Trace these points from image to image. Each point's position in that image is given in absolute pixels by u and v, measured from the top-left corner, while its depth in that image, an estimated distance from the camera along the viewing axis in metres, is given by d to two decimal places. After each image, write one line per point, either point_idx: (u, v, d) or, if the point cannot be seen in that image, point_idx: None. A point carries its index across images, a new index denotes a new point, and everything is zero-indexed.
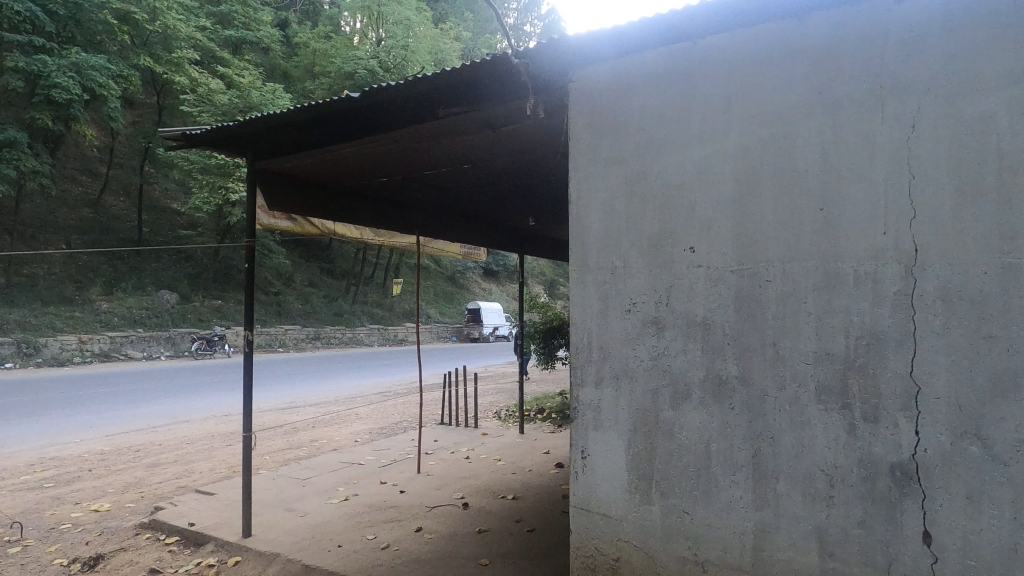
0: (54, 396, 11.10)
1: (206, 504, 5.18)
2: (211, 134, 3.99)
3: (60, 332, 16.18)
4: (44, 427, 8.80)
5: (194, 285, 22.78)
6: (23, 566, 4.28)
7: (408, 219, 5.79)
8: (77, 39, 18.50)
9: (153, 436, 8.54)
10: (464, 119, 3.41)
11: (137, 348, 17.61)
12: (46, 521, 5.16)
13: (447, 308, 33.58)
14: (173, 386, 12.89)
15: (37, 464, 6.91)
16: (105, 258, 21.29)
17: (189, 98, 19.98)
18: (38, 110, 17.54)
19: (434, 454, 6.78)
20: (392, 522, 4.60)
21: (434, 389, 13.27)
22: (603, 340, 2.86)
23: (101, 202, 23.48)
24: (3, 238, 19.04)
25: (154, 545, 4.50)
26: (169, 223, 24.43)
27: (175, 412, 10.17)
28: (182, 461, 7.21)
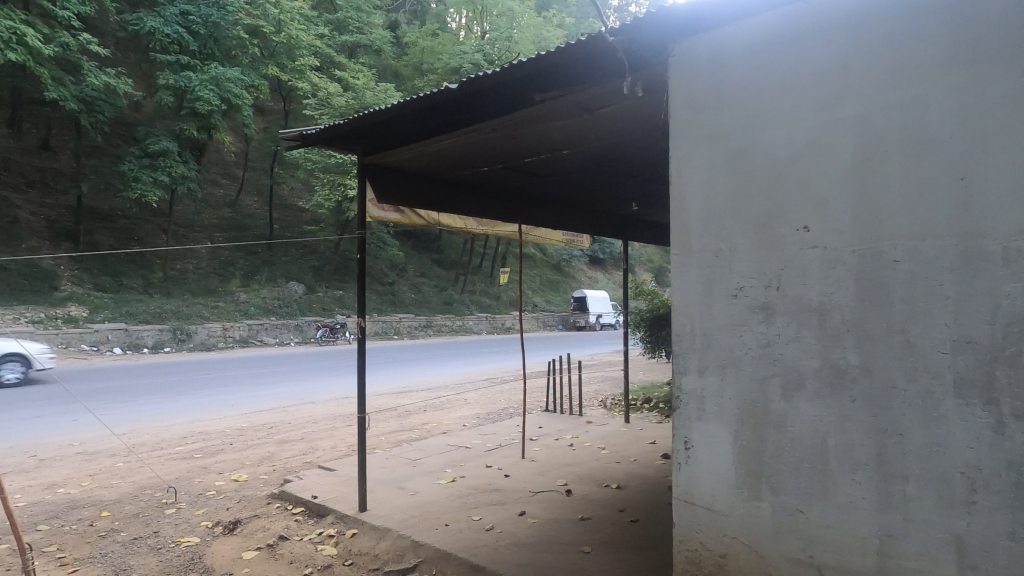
0: (200, 378, 12.41)
1: (327, 479, 5.59)
2: (323, 133, 4.24)
3: (208, 320, 18.06)
4: (194, 404, 9.88)
5: (318, 276, 24.52)
6: (176, 525, 4.85)
7: (509, 207, 5.86)
8: (216, 55, 20.45)
9: (282, 415, 9.30)
10: (561, 103, 3.36)
11: (271, 335, 19.27)
12: (194, 488, 5.79)
13: (553, 297, 33.75)
14: (300, 370, 13.98)
15: (188, 437, 7.78)
16: (243, 253, 23.45)
17: (312, 102, 21.47)
18: (185, 122, 19.59)
19: (539, 441, 6.84)
20: (496, 506, 4.70)
21: (540, 376, 13.41)
22: (707, 326, 2.73)
23: (239, 202, 25.86)
24: (159, 237, 21.51)
25: (283, 513, 4.92)
26: (295, 220, 26.43)
27: (302, 394, 11.03)
28: (308, 438, 7.81)
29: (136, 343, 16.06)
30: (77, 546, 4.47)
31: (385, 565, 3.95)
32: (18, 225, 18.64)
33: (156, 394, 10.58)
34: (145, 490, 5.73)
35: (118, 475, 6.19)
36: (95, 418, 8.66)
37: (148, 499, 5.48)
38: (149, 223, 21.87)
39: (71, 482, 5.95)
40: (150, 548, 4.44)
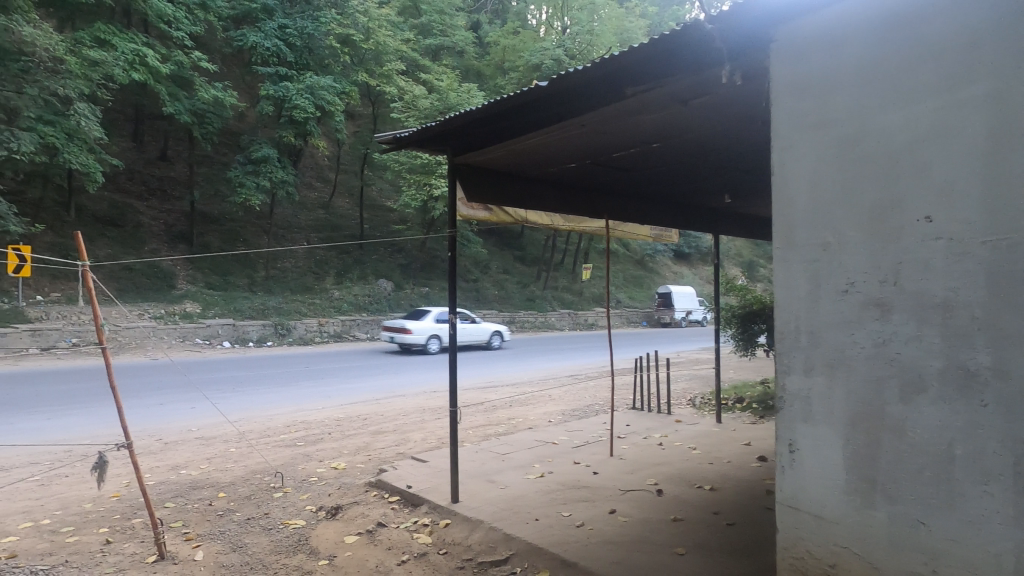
0: (299, 370, 13.19)
1: (419, 470, 5.78)
2: (416, 135, 4.39)
3: (305, 316, 19.12)
4: (297, 395, 10.50)
5: (405, 273, 25.37)
6: (284, 508, 5.19)
7: (596, 203, 5.81)
8: (311, 65, 21.58)
9: (376, 407, 9.72)
10: (652, 96, 3.30)
11: (362, 330, 20.12)
12: (298, 474, 6.16)
13: (637, 293, 33.12)
14: (390, 364, 14.54)
15: (291, 426, 8.29)
16: (336, 252, 24.63)
17: (399, 106, 22.23)
18: (284, 129, 20.82)
19: (626, 438, 6.75)
20: (585, 503, 4.69)
21: (624, 373, 13.24)
22: (814, 323, 2.59)
23: (332, 204, 27.19)
24: (261, 238, 22.99)
25: (380, 501, 5.14)
26: (384, 219, 27.48)
27: (392, 387, 11.46)
28: (400, 430, 8.11)
29: (243, 337, 17.23)
30: (199, 523, 4.89)
31: (479, 556, 4.03)
32: (142, 230, 20.54)
33: (261, 385, 11.34)
34: (255, 474, 6.16)
35: (230, 459, 6.69)
36: (210, 406, 9.41)
37: (258, 483, 5.89)
38: (254, 225, 23.44)
39: (192, 464, 6.50)
40: (262, 528, 4.78)
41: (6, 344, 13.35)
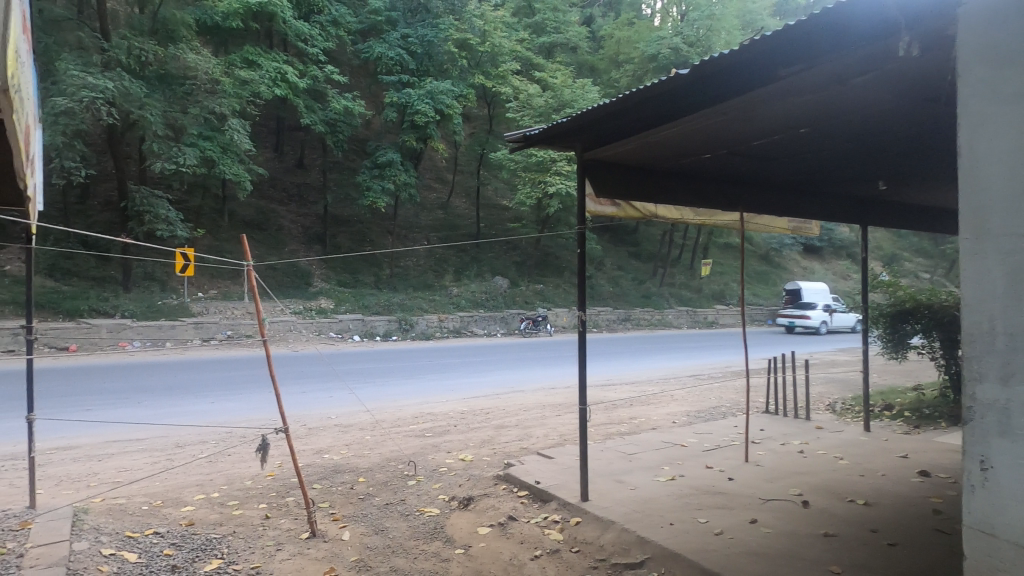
0: (424, 363, 13.82)
1: (546, 466, 5.81)
2: (547, 132, 4.39)
3: (427, 312, 19.94)
4: (423, 387, 10.98)
5: (520, 271, 25.75)
6: (419, 496, 5.42)
7: (730, 195, 5.52)
8: (430, 71, 22.40)
9: (497, 401, 9.92)
10: (808, 77, 3.07)
11: (480, 326, 20.62)
12: (429, 464, 6.42)
13: (761, 290, 31.30)
14: (507, 359, 14.83)
15: (419, 417, 8.68)
16: (454, 250, 25.44)
17: (514, 105, 22.57)
18: (407, 134, 21.81)
19: (762, 444, 6.36)
20: (722, 509, 4.47)
21: (752, 374, 12.53)
22: (1013, 323, 2.27)
23: (450, 204, 28.16)
24: (387, 238, 24.32)
25: (509, 495, 5.22)
26: (499, 218, 28.06)
27: (512, 383, 11.66)
28: (522, 425, 8.21)
29: (371, 331, 18.32)
30: (344, 505, 5.24)
31: (612, 556, 3.97)
32: (283, 232, 22.49)
33: (389, 376, 12.00)
34: (390, 461, 6.50)
35: (366, 446, 7.10)
36: (347, 395, 10.06)
37: (393, 470, 6.20)
38: (379, 226, 24.83)
39: (334, 449, 6.97)
40: (400, 514, 5.02)
41: (175, 335, 15.13)
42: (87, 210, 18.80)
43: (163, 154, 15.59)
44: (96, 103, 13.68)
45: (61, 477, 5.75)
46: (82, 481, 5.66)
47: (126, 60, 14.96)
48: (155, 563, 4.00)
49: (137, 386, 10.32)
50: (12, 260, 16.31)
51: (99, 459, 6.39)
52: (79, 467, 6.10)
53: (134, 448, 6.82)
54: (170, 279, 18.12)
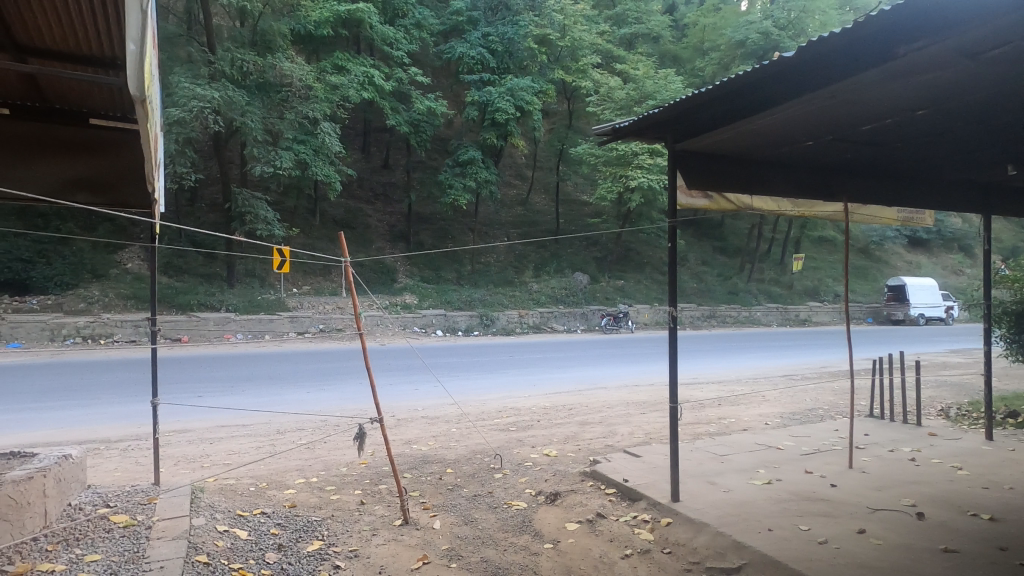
0: (506, 359, 13.99)
1: (633, 464, 5.71)
2: (638, 123, 4.30)
3: (507, 308, 20.12)
4: (506, 382, 11.12)
5: (601, 267, 25.46)
6: (505, 489, 5.49)
7: (833, 184, 5.20)
8: (511, 68, 22.52)
9: (580, 398, 9.85)
10: (932, 53, 2.82)
11: (560, 322, 20.57)
12: (514, 457, 6.47)
13: (860, 286, 29.37)
14: (588, 356, 14.76)
15: (503, 411, 8.78)
16: (534, 246, 25.53)
17: (594, 99, 22.32)
18: (488, 132, 22.05)
19: (867, 450, 5.96)
20: (825, 517, 4.23)
21: (852, 376, 11.77)
22: None
23: (530, 200, 28.27)
24: (468, 235, 24.74)
25: (597, 492, 5.18)
26: (579, 213, 27.89)
27: (595, 379, 11.59)
28: (606, 422, 8.12)
29: (453, 326, 18.69)
30: (434, 494, 5.38)
31: (707, 560, 3.86)
32: (370, 231, 23.42)
33: (472, 370, 12.23)
34: (476, 454, 6.61)
35: (452, 438, 7.26)
36: (433, 388, 10.31)
37: (479, 462, 6.30)
38: (461, 223, 25.31)
39: (422, 440, 7.18)
40: (488, 506, 5.10)
41: (273, 328, 16.09)
42: (196, 211, 20.33)
43: (262, 158, 16.58)
44: (204, 112, 14.72)
45: (178, 458, 6.26)
46: (197, 462, 6.12)
47: (230, 71, 15.89)
48: (263, 541, 4.25)
49: (242, 375, 11.09)
50: (133, 258, 17.88)
51: (211, 442, 6.89)
52: (194, 449, 6.62)
53: (240, 433, 7.32)
54: (268, 275, 19.26)
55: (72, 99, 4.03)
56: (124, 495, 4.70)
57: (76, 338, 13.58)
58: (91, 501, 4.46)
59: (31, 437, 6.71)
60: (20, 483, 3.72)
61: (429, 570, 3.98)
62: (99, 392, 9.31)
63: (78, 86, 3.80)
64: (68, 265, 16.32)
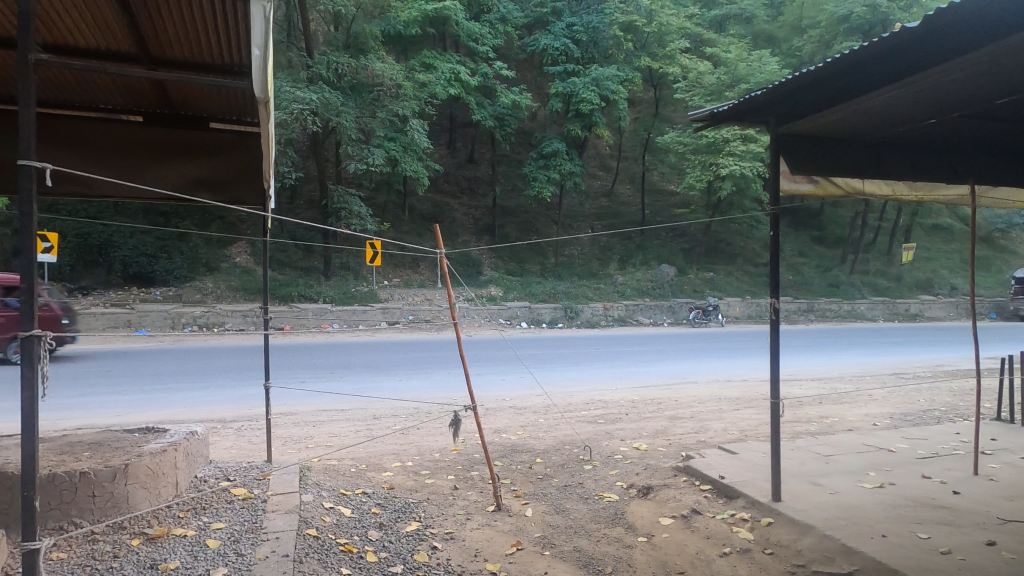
0: (591, 351, 13.88)
1: (729, 461, 5.53)
2: (739, 107, 4.14)
3: (592, 300, 19.94)
4: (591, 375, 11.05)
5: (688, 258, 24.70)
6: (595, 481, 5.47)
7: (957, 166, 4.80)
8: (596, 58, 22.22)
9: (669, 392, 9.62)
10: None
11: (646, 315, 20.16)
12: (604, 450, 6.43)
13: (980, 278, 26.78)
14: (676, 349, 14.38)
15: (590, 403, 8.73)
16: (619, 238, 25.16)
17: (682, 86, 21.60)
18: (572, 123, 21.87)
19: (994, 456, 5.45)
20: (947, 526, 3.93)
21: (972, 376, 10.77)
22: None
23: (614, 191, 27.85)
24: (552, 228, 24.74)
25: (691, 487, 5.06)
26: (666, 204, 27.18)
27: (683, 373, 11.27)
28: (698, 418, 7.89)
29: (538, 318, 18.76)
30: (524, 483, 5.45)
31: (813, 564, 3.68)
32: (456, 225, 23.92)
33: (556, 362, 12.25)
34: (565, 445, 6.62)
35: (540, 428, 7.31)
36: (520, 380, 10.41)
37: (568, 453, 6.31)
38: (545, 216, 25.38)
39: (510, 429, 7.27)
40: (579, 496, 5.10)
41: (367, 318, 16.81)
42: (296, 208, 21.57)
43: (356, 156, 17.30)
44: (304, 113, 15.55)
45: (285, 438, 6.69)
46: (302, 443, 6.53)
47: (327, 74, 16.72)
48: (365, 519, 4.46)
49: (339, 363, 11.68)
50: (241, 252, 19.23)
51: (314, 425, 7.32)
52: (299, 431, 7.05)
53: (340, 417, 7.72)
54: (361, 268, 20.13)
55: (198, 105, 4.40)
56: (241, 470, 5.08)
57: (193, 326, 14.82)
58: (213, 474, 4.84)
59: (159, 415, 7.40)
60: (156, 454, 4.13)
61: (523, 556, 4.05)
62: (215, 375, 10.10)
63: (206, 93, 4.16)
64: (186, 259, 17.78)
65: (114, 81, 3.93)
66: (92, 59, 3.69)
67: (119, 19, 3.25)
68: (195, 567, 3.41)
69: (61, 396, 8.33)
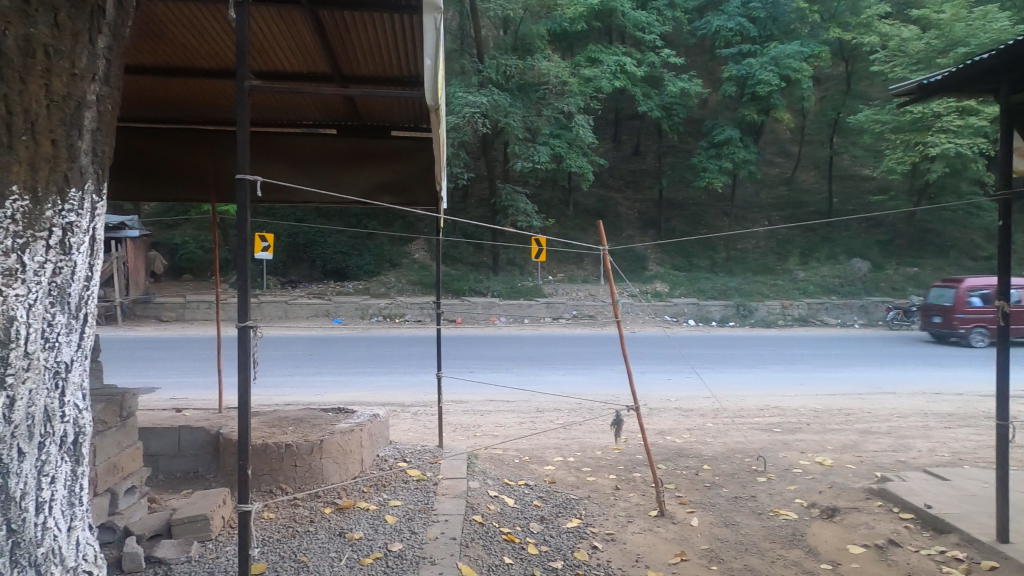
0: (771, 353, 12.88)
1: (938, 488, 4.77)
2: (956, 76, 3.52)
3: (768, 298, 18.42)
4: (770, 378, 10.21)
5: (887, 252, 21.85)
6: (770, 494, 5.04)
7: None
8: (775, 35, 20.48)
9: (862, 402, 8.59)
10: None
11: (832, 315, 18.16)
12: (780, 462, 5.90)
13: None
14: (875, 355, 12.80)
15: (766, 409, 8.08)
16: (801, 230, 23.05)
17: (880, 56, 19.03)
18: (747, 108, 20.35)
19: None
20: None
21: None
22: None
23: (795, 178, 25.49)
24: (724, 220, 23.36)
25: (888, 514, 4.46)
26: (859, 191, 24.28)
27: (884, 382, 9.99)
28: (897, 434, 6.92)
29: (707, 316, 17.81)
30: (690, 489, 5.19)
31: None
32: (621, 219, 23.60)
33: (730, 364, 11.54)
34: (735, 453, 6.19)
35: (708, 433, 6.93)
36: (688, 379, 10.01)
37: (740, 462, 5.89)
38: (716, 208, 24.08)
39: (676, 432, 6.98)
40: (752, 510, 4.74)
41: (533, 313, 17.27)
42: (467, 207, 22.79)
43: (523, 155, 17.72)
44: (475, 117, 16.37)
45: (456, 425, 7.09)
46: (471, 431, 6.88)
47: (496, 76, 17.38)
48: (527, 510, 4.55)
49: (511, 355, 12.13)
50: (420, 248, 20.79)
51: (483, 414, 7.68)
52: (469, 419, 7.43)
53: (508, 408, 8.01)
54: (528, 263, 20.70)
55: (381, 115, 4.80)
56: (416, 453, 5.46)
57: (379, 316, 16.30)
58: (392, 455, 5.26)
59: (348, 397, 8.26)
60: (345, 433, 4.59)
61: (688, 568, 3.87)
62: (401, 363, 11.04)
63: (386, 104, 4.50)
64: (374, 256, 19.66)
65: (311, 100, 4.44)
66: (294, 82, 4.18)
67: (315, 44, 3.64)
68: (376, 539, 3.73)
69: (275, 375, 9.66)
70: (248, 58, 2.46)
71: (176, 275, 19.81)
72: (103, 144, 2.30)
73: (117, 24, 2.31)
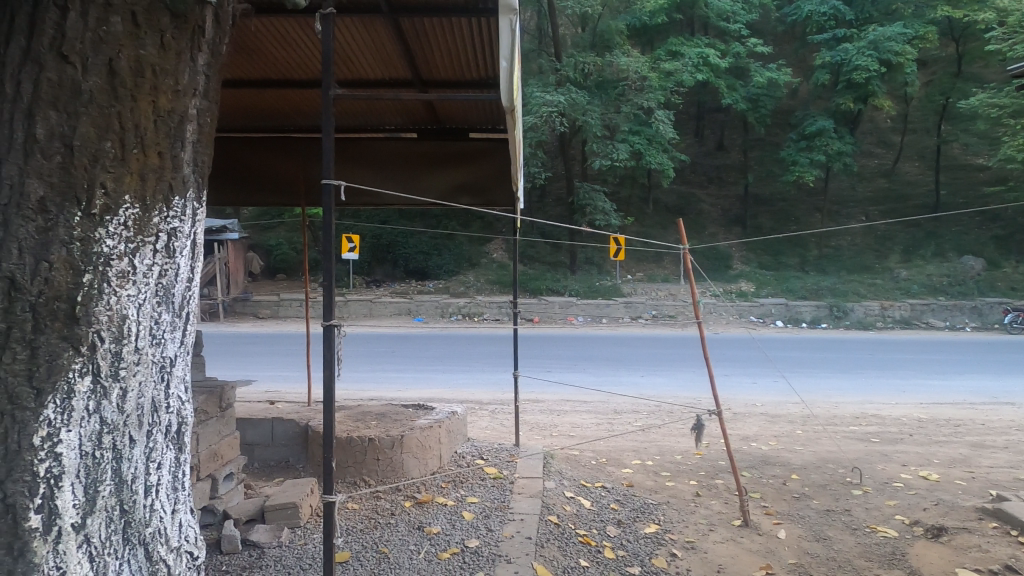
0: (870, 357, 12.06)
1: None
2: None
3: (866, 298, 17.25)
4: (867, 385, 9.55)
5: (1004, 248, 19.92)
6: (866, 509, 4.72)
7: None
8: (874, 17, 19.14)
9: (973, 413, 7.86)
10: None
11: (939, 317, 16.73)
12: (878, 475, 5.51)
13: None
14: (991, 361, 11.69)
15: (861, 417, 7.57)
16: (903, 226, 21.43)
17: (996, 34, 17.21)
18: (842, 96, 19.14)
19: None
20: None
21: None
22: None
23: (896, 170, 23.72)
24: (816, 216, 22.12)
25: (1004, 537, 4.07)
26: (971, 182, 22.26)
27: (1000, 391, 9.10)
28: (1017, 449, 6.28)
29: (796, 317, 16.89)
30: (776, 500, 4.94)
31: None
32: (703, 216, 22.85)
33: (823, 368, 10.90)
34: (827, 463, 5.83)
35: (797, 441, 6.57)
36: (775, 384, 9.53)
37: (832, 473, 5.55)
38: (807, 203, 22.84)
39: (762, 439, 6.67)
40: (845, 525, 4.45)
41: (611, 312, 17.05)
42: (545, 206, 22.80)
43: (602, 152, 17.50)
44: (552, 116, 16.34)
45: (533, 425, 7.11)
46: (548, 431, 6.88)
47: (574, 74, 17.25)
48: (604, 513, 4.49)
49: (589, 355, 12.02)
50: (498, 248, 21.03)
51: (559, 414, 7.66)
52: (546, 418, 7.43)
53: (584, 409, 7.95)
54: (606, 263, 20.45)
55: (460, 118, 4.88)
56: (494, 451, 5.51)
57: (458, 315, 16.60)
58: (470, 452, 5.34)
59: (428, 393, 8.47)
60: (425, 429, 4.72)
61: None
62: (478, 361, 11.19)
63: (466, 106, 4.57)
64: (453, 256, 20.06)
65: (393, 105, 4.59)
66: (377, 89, 4.34)
67: (397, 51, 3.75)
68: (453, 534, 3.80)
69: (360, 371, 10.07)
70: (333, 67, 2.56)
71: (271, 275, 21.07)
72: (201, 154, 2.48)
73: (215, 42, 2.50)
